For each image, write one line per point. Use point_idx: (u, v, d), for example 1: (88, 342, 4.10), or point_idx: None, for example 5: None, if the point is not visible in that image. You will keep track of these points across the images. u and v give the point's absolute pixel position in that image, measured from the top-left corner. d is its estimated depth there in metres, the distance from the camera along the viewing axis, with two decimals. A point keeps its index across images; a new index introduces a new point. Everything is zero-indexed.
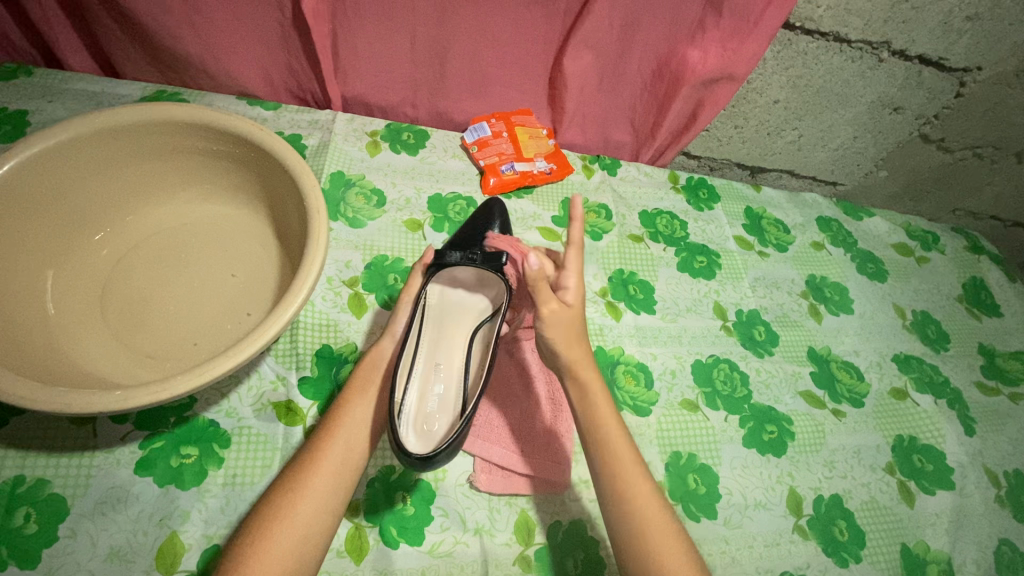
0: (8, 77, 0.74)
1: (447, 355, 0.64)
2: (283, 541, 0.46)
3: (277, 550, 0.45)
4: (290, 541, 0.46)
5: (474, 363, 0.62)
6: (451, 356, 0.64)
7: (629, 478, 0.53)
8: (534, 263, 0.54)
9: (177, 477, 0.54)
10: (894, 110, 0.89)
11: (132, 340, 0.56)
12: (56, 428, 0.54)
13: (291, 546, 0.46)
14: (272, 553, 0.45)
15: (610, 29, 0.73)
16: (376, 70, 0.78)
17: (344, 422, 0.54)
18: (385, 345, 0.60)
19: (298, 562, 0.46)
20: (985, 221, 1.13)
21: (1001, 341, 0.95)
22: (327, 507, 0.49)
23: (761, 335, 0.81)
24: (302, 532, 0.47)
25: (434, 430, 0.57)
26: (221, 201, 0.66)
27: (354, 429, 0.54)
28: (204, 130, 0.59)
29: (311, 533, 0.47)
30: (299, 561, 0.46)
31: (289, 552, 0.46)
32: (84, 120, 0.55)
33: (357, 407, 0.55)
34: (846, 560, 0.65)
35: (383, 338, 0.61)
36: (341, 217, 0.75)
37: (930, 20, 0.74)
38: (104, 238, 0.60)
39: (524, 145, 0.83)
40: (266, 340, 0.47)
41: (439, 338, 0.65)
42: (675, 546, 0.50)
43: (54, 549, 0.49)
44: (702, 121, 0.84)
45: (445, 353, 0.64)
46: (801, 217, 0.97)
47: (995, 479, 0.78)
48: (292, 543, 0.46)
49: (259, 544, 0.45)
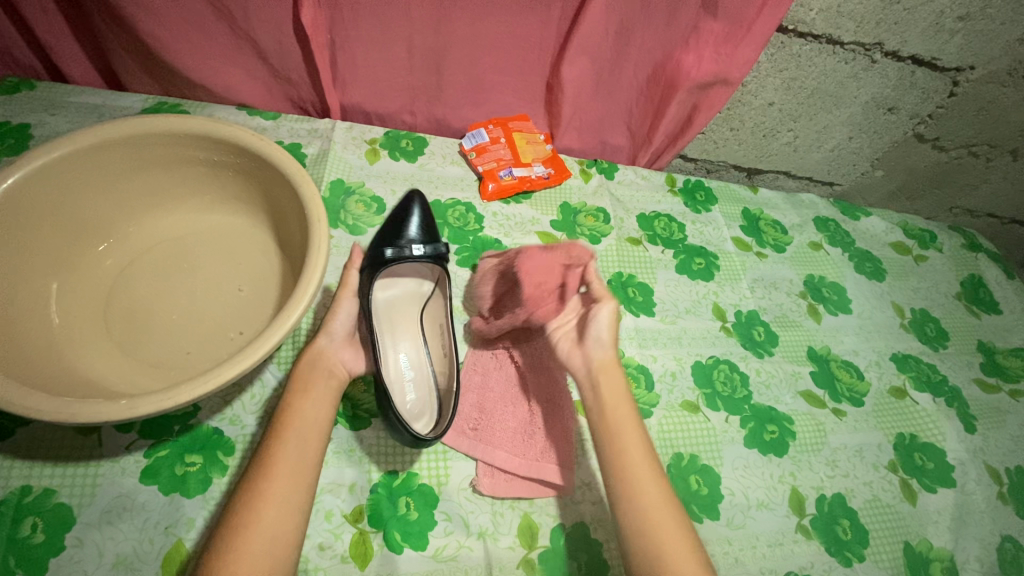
0: (11, 92, 0.75)
1: (405, 335, 0.67)
2: (273, 539, 0.47)
3: (249, 556, 0.46)
4: (259, 544, 0.47)
5: (434, 342, 0.67)
6: (409, 339, 0.67)
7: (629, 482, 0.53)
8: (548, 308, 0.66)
9: (182, 484, 0.54)
10: (889, 110, 0.90)
11: (136, 350, 0.56)
12: (61, 438, 0.54)
13: (262, 549, 0.47)
14: (242, 557, 0.46)
15: (606, 34, 0.74)
16: (374, 79, 0.79)
17: (313, 420, 0.55)
18: (321, 342, 0.59)
19: (275, 560, 0.47)
20: (982, 219, 1.14)
21: (1000, 338, 0.95)
22: (294, 506, 0.50)
23: (760, 336, 0.81)
24: (274, 535, 0.48)
25: (421, 412, 0.62)
26: (223, 210, 0.66)
27: (307, 425, 0.54)
28: (206, 141, 0.60)
29: (283, 534, 0.48)
30: (272, 566, 0.47)
31: (261, 555, 0.46)
32: (86, 134, 0.55)
33: (318, 405, 0.56)
34: (850, 559, 0.65)
35: (318, 336, 0.60)
36: (341, 225, 0.75)
37: (922, 21, 0.75)
38: (108, 248, 0.61)
39: (522, 150, 0.84)
40: (269, 348, 0.47)
41: (393, 327, 0.67)
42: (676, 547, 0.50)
43: (60, 558, 0.49)
44: (697, 124, 0.85)
45: (405, 342, 0.66)
46: (798, 218, 0.98)
47: (996, 476, 0.79)
48: (264, 547, 0.47)
49: (246, 543, 0.46)
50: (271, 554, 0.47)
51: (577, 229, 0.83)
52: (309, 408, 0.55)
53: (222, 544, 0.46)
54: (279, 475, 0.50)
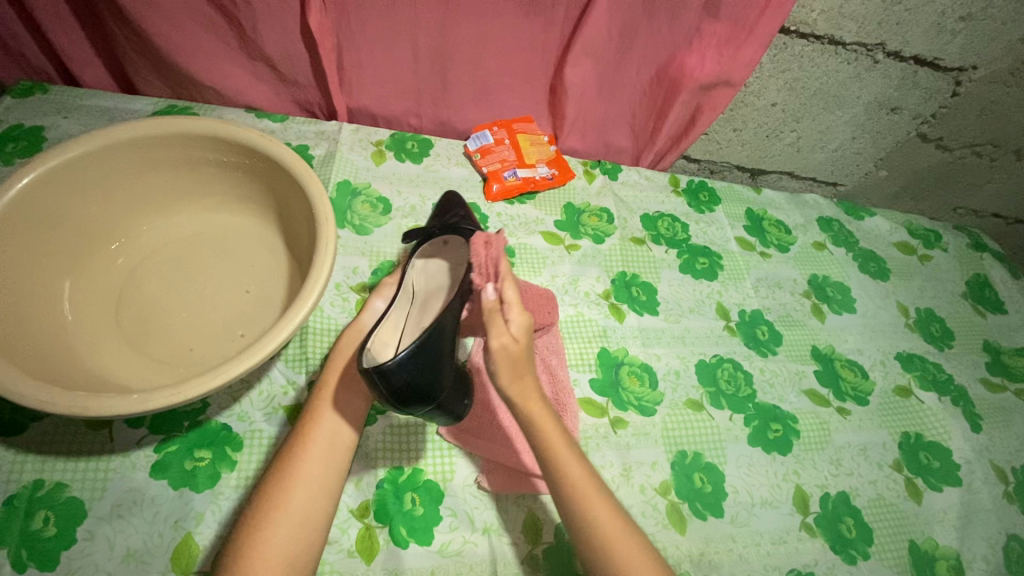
0: (25, 96, 0.76)
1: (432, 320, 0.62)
2: (299, 524, 0.49)
3: (279, 539, 0.47)
4: (289, 527, 0.48)
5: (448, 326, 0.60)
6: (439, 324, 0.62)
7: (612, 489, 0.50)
8: (489, 291, 0.53)
9: (191, 479, 0.55)
10: (892, 110, 0.90)
11: (147, 347, 0.57)
12: (73, 433, 0.55)
13: (291, 534, 0.48)
14: (270, 541, 0.47)
15: (609, 36, 0.74)
16: (381, 82, 0.80)
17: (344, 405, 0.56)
18: (362, 320, 0.63)
19: (302, 544, 0.48)
20: (987, 219, 1.14)
21: (1005, 337, 0.95)
22: (322, 491, 0.51)
23: (764, 334, 0.81)
24: (300, 520, 0.49)
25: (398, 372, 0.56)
26: (232, 210, 0.67)
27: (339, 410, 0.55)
28: (215, 142, 0.61)
29: (309, 519, 0.49)
30: (299, 549, 0.48)
31: (290, 538, 0.48)
32: (99, 136, 0.57)
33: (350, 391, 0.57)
34: (854, 557, 0.65)
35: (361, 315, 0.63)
36: (347, 225, 0.76)
37: (923, 21, 0.76)
38: (119, 248, 0.62)
39: (527, 151, 0.85)
40: (277, 344, 0.48)
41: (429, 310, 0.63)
42: None
43: (72, 551, 0.50)
44: (701, 124, 0.86)
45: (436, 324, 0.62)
46: (801, 218, 0.98)
47: (1003, 475, 0.78)
48: (291, 531, 0.48)
49: (275, 526, 0.48)
50: (299, 537, 0.48)
51: (580, 229, 0.84)
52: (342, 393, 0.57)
53: (250, 527, 0.48)
54: (310, 461, 0.52)
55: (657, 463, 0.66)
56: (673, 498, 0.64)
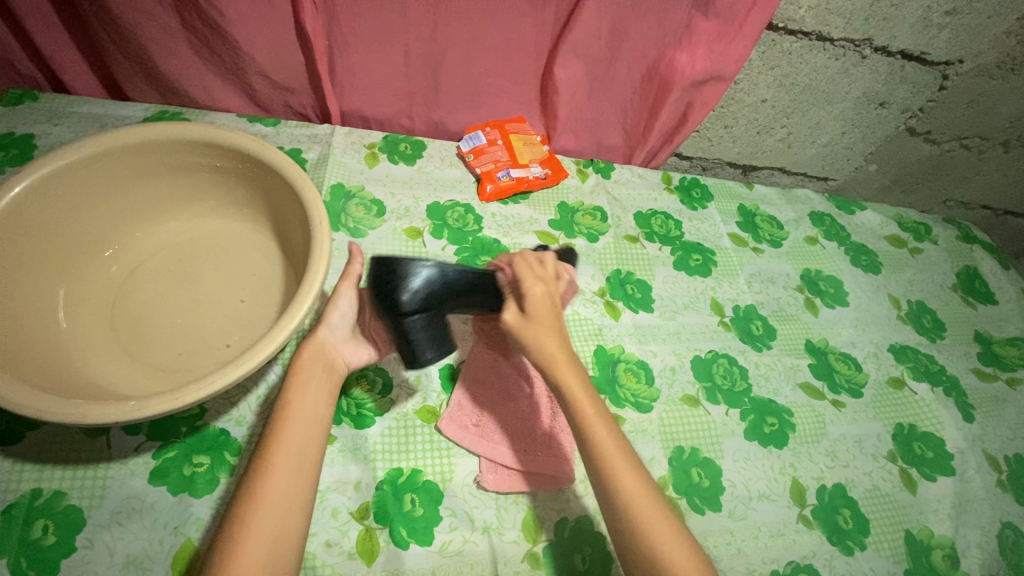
0: (15, 103, 0.76)
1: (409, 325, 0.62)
2: (273, 533, 0.45)
3: (255, 548, 0.44)
4: (264, 536, 0.45)
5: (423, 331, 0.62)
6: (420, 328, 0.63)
7: (611, 485, 0.51)
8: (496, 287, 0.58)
9: (190, 485, 0.55)
10: (880, 104, 0.91)
11: (143, 354, 0.57)
12: (71, 441, 0.55)
13: (274, 521, 0.46)
14: (247, 549, 0.44)
15: (599, 35, 0.75)
16: (373, 84, 0.80)
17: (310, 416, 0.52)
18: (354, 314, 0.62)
19: (278, 554, 0.45)
20: (975, 211, 1.15)
21: (996, 328, 0.96)
22: (296, 497, 0.47)
23: (759, 329, 0.82)
24: (275, 527, 0.45)
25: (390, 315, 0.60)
26: (225, 215, 0.67)
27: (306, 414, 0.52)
28: (208, 147, 0.61)
29: (285, 526, 0.46)
30: (278, 557, 0.44)
31: (267, 549, 0.44)
32: (91, 143, 0.56)
33: (313, 401, 0.53)
34: (851, 548, 0.66)
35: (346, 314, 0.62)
36: (341, 228, 0.76)
37: (910, 16, 0.77)
38: (112, 255, 0.62)
39: (519, 151, 0.85)
40: (275, 347, 0.48)
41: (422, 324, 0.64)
42: (667, 547, 0.48)
43: (71, 559, 0.50)
44: (692, 122, 0.86)
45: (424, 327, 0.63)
46: (794, 213, 0.99)
47: (996, 464, 0.79)
48: (266, 540, 0.44)
49: (249, 536, 0.44)
50: (276, 547, 0.45)
51: (574, 228, 0.84)
52: (307, 399, 0.53)
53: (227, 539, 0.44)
54: (281, 466, 0.48)
55: (654, 459, 0.66)
56: (671, 493, 0.64)
